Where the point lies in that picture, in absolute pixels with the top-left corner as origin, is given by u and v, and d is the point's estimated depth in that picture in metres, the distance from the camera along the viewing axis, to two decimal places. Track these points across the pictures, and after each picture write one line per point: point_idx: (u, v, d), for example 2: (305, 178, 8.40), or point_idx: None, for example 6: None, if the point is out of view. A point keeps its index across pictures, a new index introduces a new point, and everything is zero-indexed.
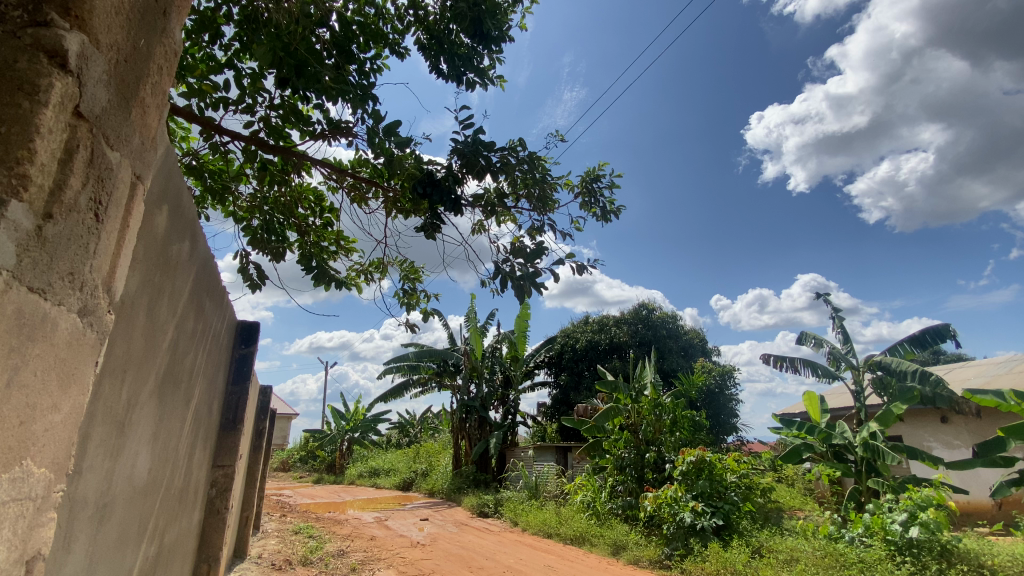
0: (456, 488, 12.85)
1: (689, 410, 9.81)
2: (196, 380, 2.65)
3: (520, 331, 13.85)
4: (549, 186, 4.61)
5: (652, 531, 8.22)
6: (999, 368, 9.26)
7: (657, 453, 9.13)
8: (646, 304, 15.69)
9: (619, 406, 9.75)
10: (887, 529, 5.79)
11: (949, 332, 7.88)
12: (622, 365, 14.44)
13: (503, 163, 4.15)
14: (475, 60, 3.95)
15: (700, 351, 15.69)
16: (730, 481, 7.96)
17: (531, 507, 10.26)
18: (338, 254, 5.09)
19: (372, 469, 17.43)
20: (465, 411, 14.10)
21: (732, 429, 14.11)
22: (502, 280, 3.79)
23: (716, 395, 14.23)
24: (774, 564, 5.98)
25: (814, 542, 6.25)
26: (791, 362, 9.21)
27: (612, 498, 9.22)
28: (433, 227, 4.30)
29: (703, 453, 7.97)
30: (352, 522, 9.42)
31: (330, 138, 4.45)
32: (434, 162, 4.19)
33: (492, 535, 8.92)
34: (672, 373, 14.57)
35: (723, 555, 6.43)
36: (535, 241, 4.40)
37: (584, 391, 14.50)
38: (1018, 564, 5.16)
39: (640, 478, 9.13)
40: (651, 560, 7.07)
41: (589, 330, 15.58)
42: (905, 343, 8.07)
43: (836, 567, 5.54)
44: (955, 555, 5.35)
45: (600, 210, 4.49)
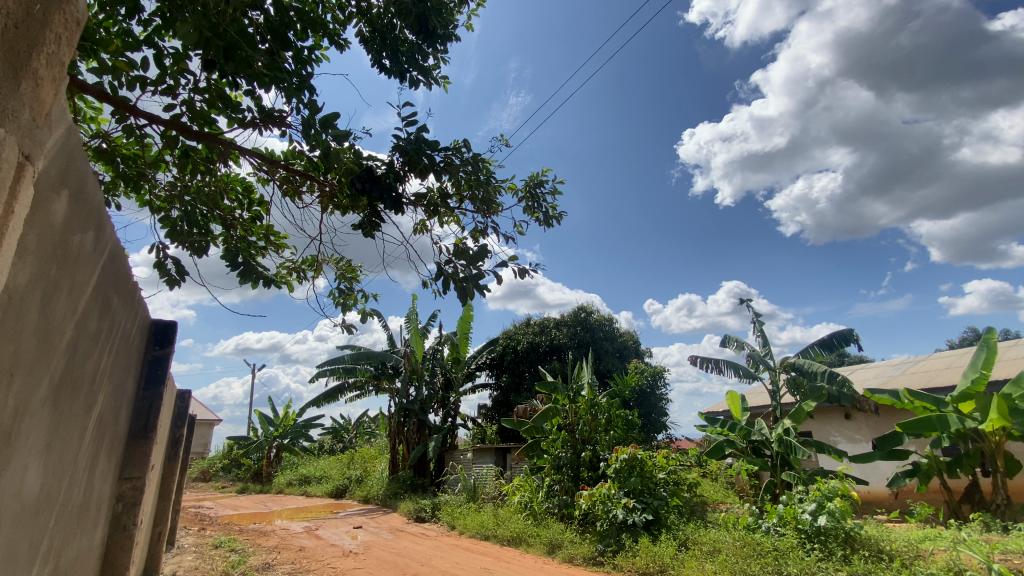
0: (392, 493, 12.53)
1: (623, 409, 10.15)
2: (100, 386, 2.41)
3: (462, 333, 13.79)
4: (493, 188, 4.62)
5: (587, 529, 8.42)
6: (893, 369, 10.32)
7: (592, 452, 9.39)
8: (585, 307, 16.11)
9: (557, 406, 9.93)
10: (799, 518, 6.26)
11: (853, 336, 8.66)
12: (562, 367, 14.73)
13: (446, 163, 4.11)
14: (419, 58, 3.91)
15: (634, 353, 16.32)
16: (660, 477, 8.32)
17: (469, 510, 10.20)
18: (267, 249, 4.84)
19: (303, 476, 16.66)
20: (404, 414, 13.76)
21: (663, 428, 14.79)
22: (444, 281, 3.75)
23: (648, 394, 14.86)
24: (699, 556, 6.31)
25: (735, 533, 6.65)
26: (715, 363, 9.78)
27: (549, 498, 9.36)
28: (371, 225, 4.18)
29: (635, 451, 8.26)
30: (279, 533, 8.94)
31: (261, 127, 4.22)
32: (374, 157, 4.08)
33: (428, 540, 8.79)
34: (608, 375, 15.05)
35: (652, 549, 6.69)
36: (478, 243, 4.40)
37: (524, 392, 14.65)
38: (911, 547, 5.71)
39: (576, 477, 9.32)
40: (584, 557, 7.25)
41: (530, 332, 15.75)
42: (815, 346, 8.79)
43: (754, 555, 5.93)
44: (858, 541, 5.85)
45: (543, 215, 4.56)
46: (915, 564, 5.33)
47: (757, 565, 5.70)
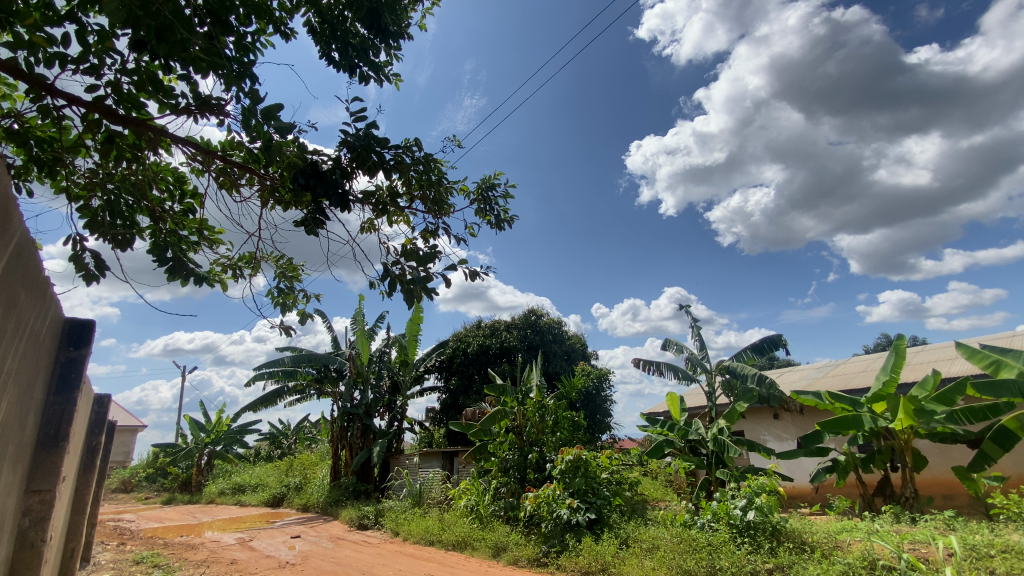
0: (334, 501, 12.11)
1: (569, 411, 10.32)
2: (3, 390, 2.18)
3: (411, 335, 13.56)
4: (445, 189, 4.58)
5: (532, 530, 8.49)
6: (818, 372, 11.09)
7: (538, 454, 9.48)
8: (535, 310, 16.26)
9: (506, 409, 9.95)
10: (731, 514, 6.58)
11: (781, 340, 9.24)
12: (511, 369, 14.78)
13: (396, 161, 4.04)
14: (370, 53, 3.82)
15: (582, 355, 16.65)
16: (603, 477, 8.53)
17: (413, 516, 10.01)
18: (200, 245, 4.58)
19: (236, 485, 15.79)
20: (347, 419, 13.33)
21: (607, 428, 15.16)
22: (391, 282, 3.68)
23: (594, 396, 15.19)
24: (639, 553, 6.54)
25: (673, 530, 6.91)
26: (657, 366, 10.14)
27: (495, 500, 9.37)
28: (314, 222, 4.03)
29: (580, 452, 8.43)
30: (209, 546, 8.42)
31: (196, 114, 3.98)
32: (319, 152, 3.95)
33: (370, 547, 8.55)
34: (556, 377, 15.27)
35: (595, 548, 6.84)
36: (428, 244, 4.35)
37: (473, 395, 14.57)
38: (830, 539, 6.13)
39: (522, 479, 9.40)
40: (529, 559, 7.30)
41: (481, 334, 15.68)
42: (748, 350, 9.30)
43: (689, 551, 6.18)
44: (783, 534, 6.24)
45: (495, 219, 4.57)
46: (834, 554, 5.74)
47: (692, 561, 5.94)
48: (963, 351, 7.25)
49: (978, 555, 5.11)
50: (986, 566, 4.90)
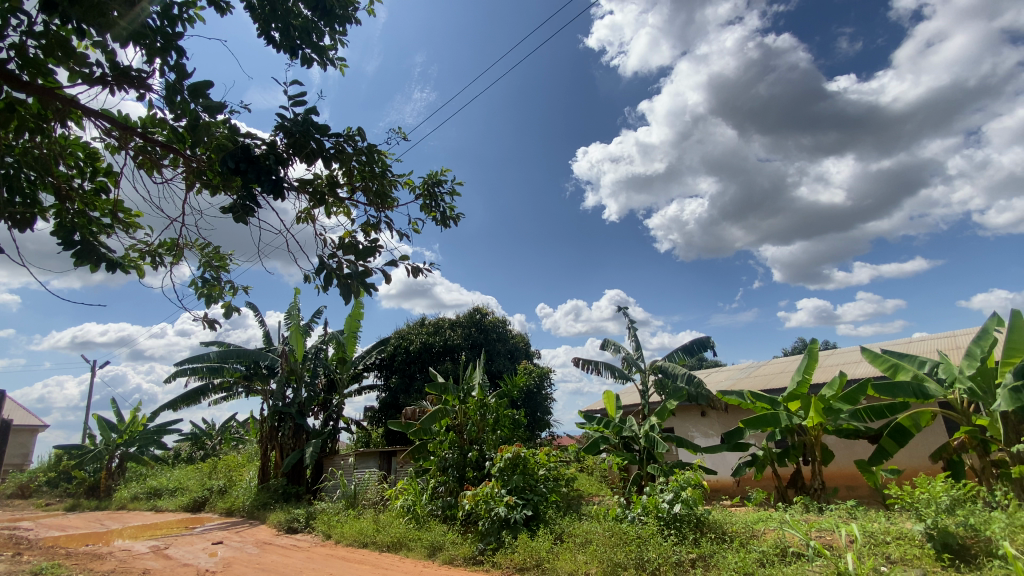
0: (261, 504, 11.51)
1: (510, 410, 10.38)
2: None
3: (349, 332, 13.17)
4: (389, 181, 4.47)
5: (469, 529, 8.47)
6: (741, 372, 11.86)
7: (478, 452, 9.46)
8: (479, 308, 16.24)
9: (447, 407, 9.90)
10: (659, 507, 6.86)
11: (709, 342, 9.77)
12: (454, 368, 14.68)
13: (337, 150, 3.91)
14: (313, 36, 3.68)
15: (524, 354, 16.83)
16: (540, 474, 8.66)
17: (346, 518, 9.71)
18: (113, 228, 4.22)
19: (152, 489, 14.67)
20: (278, 418, 12.74)
21: (547, 426, 15.41)
22: (327, 276, 3.56)
23: (535, 394, 15.41)
24: (572, 548, 6.72)
25: (605, 524, 7.14)
26: (595, 364, 10.44)
27: (433, 500, 9.28)
28: (244, 209, 3.83)
29: (518, 450, 8.51)
30: (118, 555, 7.77)
31: (113, 86, 3.67)
32: (252, 135, 3.75)
33: (299, 552, 8.22)
34: (498, 376, 15.35)
35: (530, 544, 6.94)
36: (368, 238, 4.24)
37: (413, 394, 14.33)
38: (747, 528, 6.55)
39: (461, 478, 9.36)
40: (465, 558, 7.30)
41: (424, 332, 15.45)
42: (679, 351, 9.75)
43: (619, 544, 6.41)
44: (706, 525, 6.60)
45: (440, 215, 4.52)
46: (750, 542, 6.15)
47: (621, 553, 6.15)
48: (867, 355, 7.95)
49: (876, 541, 5.65)
50: (882, 551, 5.42)
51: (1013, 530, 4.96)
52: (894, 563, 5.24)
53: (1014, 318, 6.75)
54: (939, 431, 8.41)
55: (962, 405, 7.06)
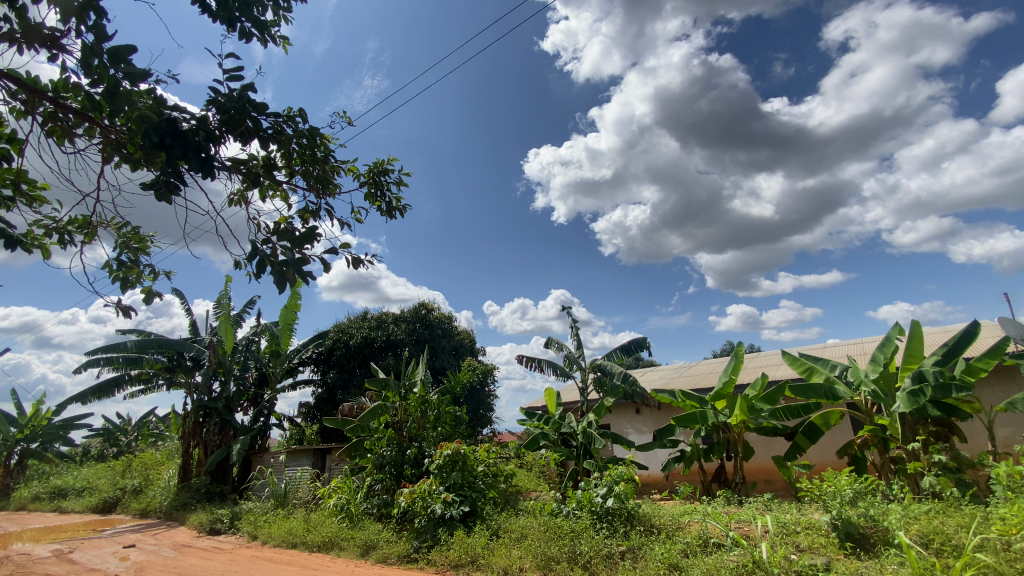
0: (181, 504, 10.79)
1: (451, 406, 10.32)
2: None
3: (285, 324, 12.60)
4: (331, 167, 4.33)
5: (404, 527, 8.34)
6: (675, 372, 12.44)
7: (417, 449, 9.34)
8: (425, 304, 16.06)
9: (386, 404, 9.70)
10: (593, 501, 7.05)
11: (646, 343, 10.15)
12: (396, 364, 14.41)
13: (275, 131, 3.73)
14: (253, 9, 3.49)
15: (469, 351, 16.80)
16: (479, 471, 8.68)
17: (275, 518, 9.30)
18: (15, 201, 3.83)
19: (55, 489, 13.43)
20: (203, 413, 12.00)
21: (489, 423, 15.44)
22: (259, 262, 3.39)
23: (478, 391, 15.41)
24: (507, 543, 6.78)
25: (540, 519, 7.26)
26: (538, 362, 10.59)
27: (368, 498, 9.07)
28: (168, 186, 3.59)
29: (458, 447, 8.48)
30: (10, 562, 7.03)
31: (19, 43, 3.33)
32: (180, 108, 3.51)
33: (221, 554, 7.77)
34: (441, 372, 15.20)
35: (466, 541, 6.94)
36: (306, 224, 4.08)
37: (352, 389, 13.95)
38: (674, 521, 6.87)
39: (398, 475, 9.19)
40: (398, 556, 7.18)
41: (366, 326, 15.06)
42: (618, 350, 10.07)
43: (554, 538, 6.55)
44: (636, 518, 6.86)
45: (385, 205, 4.43)
46: (676, 534, 6.46)
47: (555, 548, 6.29)
48: (787, 358, 8.55)
49: (787, 531, 6.09)
50: (793, 541, 5.84)
51: (906, 521, 5.49)
52: (803, 551, 5.67)
53: (913, 329, 7.48)
54: (846, 429, 9.18)
55: (866, 406, 7.77)
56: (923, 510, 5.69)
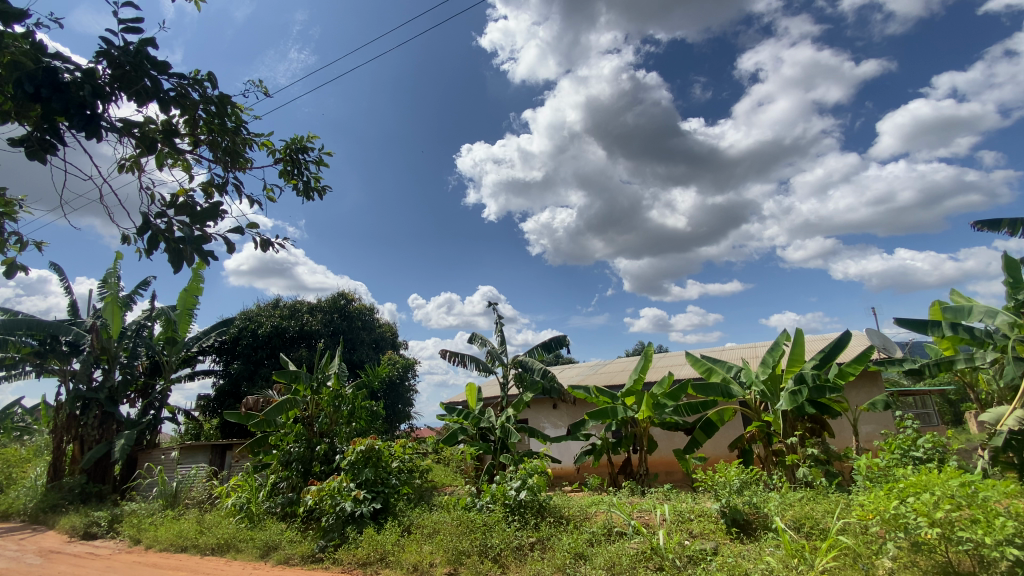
0: (49, 506, 9.56)
1: (367, 401, 10.04)
2: None
3: (183, 309, 11.59)
4: (242, 140, 4.05)
5: (310, 526, 7.97)
6: (591, 369, 12.99)
7: (328, 445, 8.97)
8: (345, 294, 15.47)
9: (296, 398, 9.21)
10: (506, 494, 7.15)
11: (566, 341, 10.46)
12: (309, 356, 13.76)
13: (178, 94, 3.42)
14: None
15: (389, 344, 16.42)
16: (393, 466, 8.49)
17: (162, 520, 8.49)
18: None
19: None
20: (81, 405, 10.71)
21: (406, 418, 15.18)
22: (150, 237, 3.09)
23: (396, 385, 15.09)
24: (418, 539, 6.73)
25: (454, 513, 7.24)
26: (461, 357, 10.59)
27: (271, 497, 8.58)
28: (43, 145, 3.17)
29: (372, 443, 8.23)
30: None
31: None
32: (64, 58, 3.12)
33: (96, 560, 6.99)
34: (358, 366, 14.69)
35: (375, 538, 6.77)
36: (210, 199, 3.78)
37: (259, 382, 13.10)
38: (582, 511, 7.17)
39: (306, 472, 8.76)
40: (302, 556, 6.87)
41: (277, 315, 14.20)
42: (539, 348, 10.31)
43: (466, 532, 6.58)
44: (547, 509, 7.07)
45: (303, 184, 4.20)
46: (583, 524, 6.74)
47: (466, 542, 6.31)
48: (690, 359, 9.22)
49: (682, 519, 6.56)
50: (686, 527, 6.32)
51: (782, 507, 6.11)
52: (695, 536, 6.14)
53: (797, 336, 8.36)
54: (737, 424, 10.09)
55: (755, 404, 8.52)
56: (797, 497, 6.37)
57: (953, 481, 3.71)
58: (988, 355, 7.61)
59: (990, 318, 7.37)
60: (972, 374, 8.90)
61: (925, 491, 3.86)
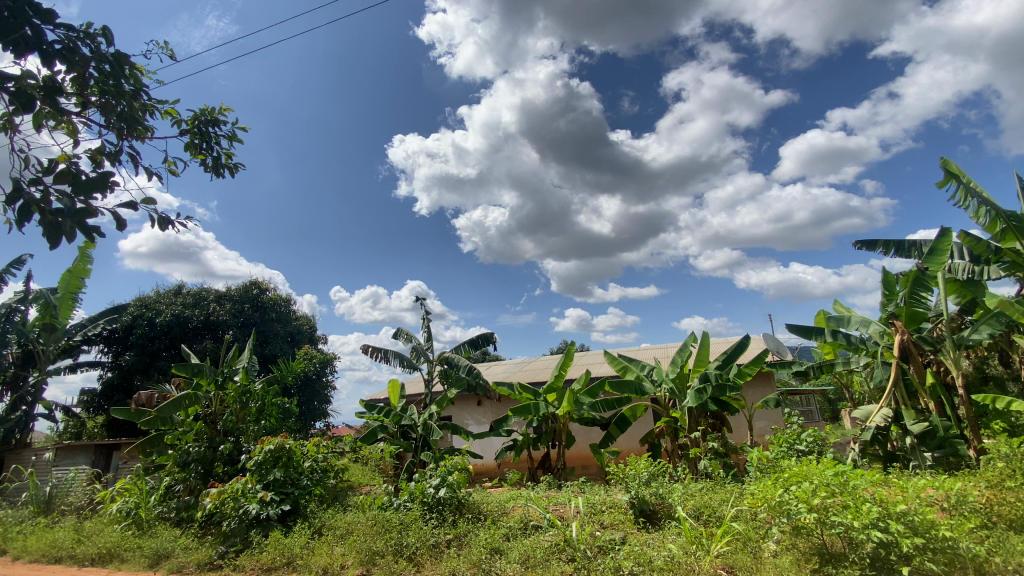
0: None
1: (280, 399, 9.54)
2: None
3: (66, 292, 10.31)
4: (142, 105, 3.69)
5: (208, 532, 7.41)
6: (515, 367, 13.20)
7: (232, 444, 8.37)
8: (259, 283, 14.56)
9: (198, 393, 8.53)
10: (425, 492, 7.06)
11: (492, 338, 10.57)
12: (215, 348, 12.79)
13: (64, 46, 3.06)
14: None
15: (306, 338, 15.65)
16: (305, 466, 8.09)
17: (31, 529, 7.50)
18: None
19: None
20: None
21: (323, 416, 14.56)
22: (22, 206, 2.73)
23: (312, 381, 14.42)
24: (330, 541, 6.48)
25: (369, 513, 7.03)
26: (384, 353, 10.31)
27: (165, 501, 7.87)
28: None
29: (283, 441, 7.77)
30: None
31: None
32: None
33: None
34: (271, 360, 13.87)
35: (283, 541, 6.43)
36: (100, 167, 3.42)
37: (155, 376, 11.96)
38: (500, 507, 7.25)
39: (205, 474, 8.10)
40: (198, 565, 6.36)
41: (179, 303, 13.05)
42: (465, 344, 10.29)
43: (380, 532, 6.40)
44: (465, 506, 7.08)
45: (212, 160, 3.91)
46: (500, 519, 6.83)
47: (381, 542, 6.16)
48: (608, 357, 9.63)
49: (594, 511, 6.83)
50: (598, 519, 6.58)
51: (685, 497, 6.55)
52: (606, 527, 6.42)
53: (704, 338, 9.00)
54: (648, 420, 10.72)
55: (665, 401, 9.06)
56: (699, 488, 6.86)
57: (828, 471, 4.17)
58: (861, 359, 8.66)
59: (865, 327, 8.34)
60: (848, 376, 10.06)
61: (805, 479, 4.30)
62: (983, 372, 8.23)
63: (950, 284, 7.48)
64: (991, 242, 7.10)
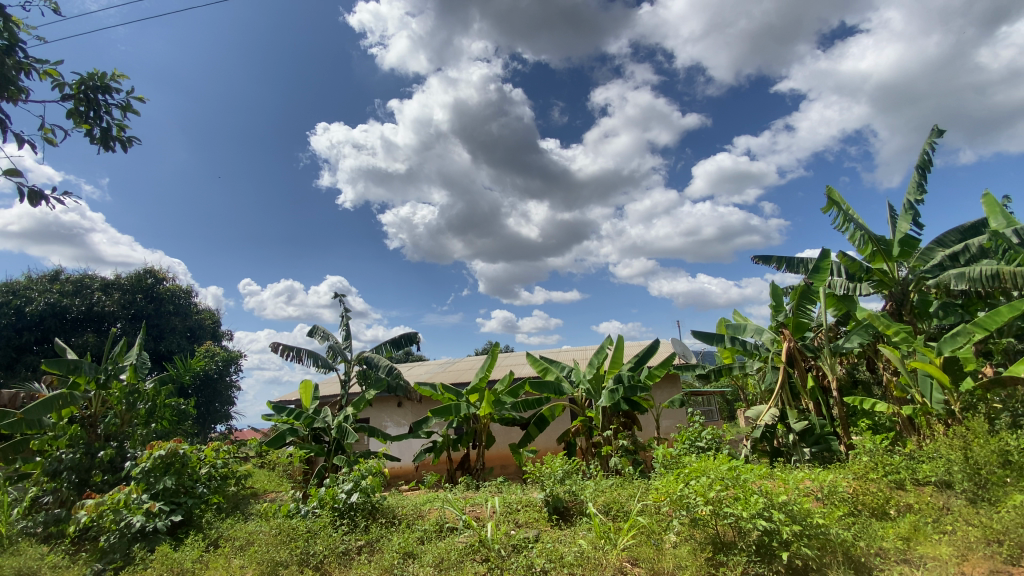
0: None
1: (175, 399, 8.96)
2: None
3: None
4: (17, 63, 3.26)
5: (82, 548, 6.59)
6: (437, 367, 13.09)
7: (115, 450, 7.53)
8: (154, 272, 13.23)
9: (74, 393, 7.55)
10: (335, 498, 6.79)
11: (415, 338, 10.40)
12: (98, 342, 11.45)
13: None
14: None
15: (209, 333, 14.44)
16: (201, 473, 7.48)
17: None
18: None
19: None
20: None
21: (224, 419, 13.56)
22: None
23: (215, 381, 13.36)
24: (227, 553, 6.04)
25: (272, 522, 6.62)
26: (297, 352, 9.80)
27: (28, 515, 6.88)
28: None
29: (176, 446, 7.10)
30: None
31: None
32: None
33: None
34: (166, 357, 12.66)
35: (172, 555, 5.89)
36: None
37: (21, 373, 10.48)
38: (415, 510, 7.15)
39: (80, 484, 7.20)
40: None
41: (56, 291, 11.53)
42: (387, 344, 10.03)
43: (284, 541, 6.04)
44: (378, 510, 6.92)
45: (99, 131, 3.53)
46: (415, 522, 6.72)
47: (285, 551, 5.80)
48: (530, 358, 9.81)
49: (510, 510, 6.93)
50: (513, 518, 6.69)
51: (595, 493, 6.84)
52: (520, 525, 6.54)
53: (618, 342, 9.44)
54: (565, 420, 11.09)
55: (581, 401, 9.41)
56: (609, 485, 7.18)
57: (723, 466, 4.55)
58: (755, 363, 9.54)
59: (759, 335, 9.17)
60: (743, 379, 11.05)
61: (703, 474, 4.66)
62: (853, 377, 9.40)
63: (829, 298, 8.44)
64: (863, 262, 8.11)
